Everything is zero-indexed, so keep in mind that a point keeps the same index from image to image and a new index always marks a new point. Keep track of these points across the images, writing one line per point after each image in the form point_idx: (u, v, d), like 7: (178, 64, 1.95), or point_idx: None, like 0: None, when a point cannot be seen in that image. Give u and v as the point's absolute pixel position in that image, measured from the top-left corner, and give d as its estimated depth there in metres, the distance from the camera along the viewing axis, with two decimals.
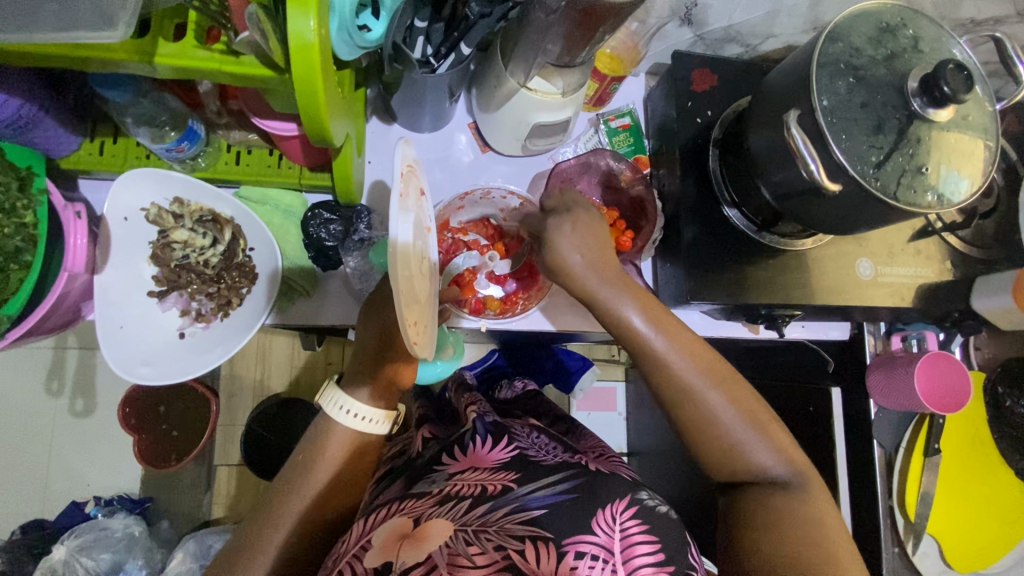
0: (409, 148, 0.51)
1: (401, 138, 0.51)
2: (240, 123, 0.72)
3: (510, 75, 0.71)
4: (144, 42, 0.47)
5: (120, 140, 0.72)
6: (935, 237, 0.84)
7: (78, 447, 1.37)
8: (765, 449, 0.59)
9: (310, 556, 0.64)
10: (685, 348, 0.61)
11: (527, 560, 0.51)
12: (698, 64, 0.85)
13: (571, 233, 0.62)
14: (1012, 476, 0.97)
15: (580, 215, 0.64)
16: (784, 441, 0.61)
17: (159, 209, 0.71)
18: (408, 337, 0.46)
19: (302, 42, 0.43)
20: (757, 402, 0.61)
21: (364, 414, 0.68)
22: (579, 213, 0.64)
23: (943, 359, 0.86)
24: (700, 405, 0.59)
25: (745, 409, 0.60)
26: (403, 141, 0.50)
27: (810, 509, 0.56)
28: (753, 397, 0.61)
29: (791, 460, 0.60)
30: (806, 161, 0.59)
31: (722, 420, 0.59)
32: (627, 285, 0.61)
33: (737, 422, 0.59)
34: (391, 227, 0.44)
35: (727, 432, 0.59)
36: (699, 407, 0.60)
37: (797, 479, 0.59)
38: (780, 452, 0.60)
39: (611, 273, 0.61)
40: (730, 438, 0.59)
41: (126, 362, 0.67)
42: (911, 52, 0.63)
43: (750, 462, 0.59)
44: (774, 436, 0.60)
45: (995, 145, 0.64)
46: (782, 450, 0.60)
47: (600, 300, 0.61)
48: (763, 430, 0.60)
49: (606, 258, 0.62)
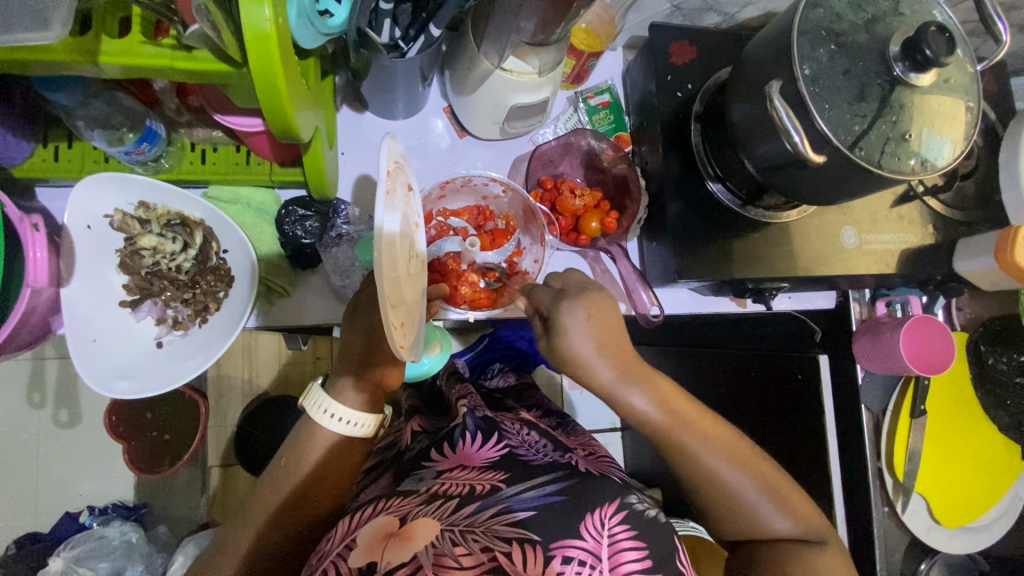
0: (396, 144, 0.49)
1: (388, 133, 0.49)
2: (203, 121, 0.69)
3: (484, 56, 0.68)
4: (85, 40, 0.44)
5: (76, 143, 0.68)
6: (917, 202, 0.84)
7: (65, 458, 1.33)
8: (778, 510, 0.62)
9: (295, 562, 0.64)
10: (697, 425, 0.63)
11: (514, 563, 0.51)
12: (677, 36, 0.82)
13: (582, 323, 0.62)
14: (994, 431, 1.00)
15: (595, 296, 0.64)
16: (805, 508, 0.63)
17: (124, 215, 0.68)
18: (393, 341, 0.45)
19: (258, 32, 0.41)
20: (763, 465, 0.64)
21: (349, 418, 0.67)
22: (591, 294, 0.64)
23: (927, 323, 0.88)
24: (711, 475, 0.62)
25: (768, 484, 0.63)
26: (391, 134, 0.48)
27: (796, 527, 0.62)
28: (756, 457, 0.65)
29: (807, 519, 0.63)
30: (790, 133, 0.57)
31: (734, 486, 0.62)
32: (639, 375, 0.63)
33: (748, 486, 0.62)
34: (375, 228, 0.43)
35: (749, 507, 0.62)
36: (720, 484, 0.62)
37: (809, 536, 0.62)
38: (792, 512, 0.62)
39: (625, 363, 0.63)
40: (741, 502, 0.62)
41: (103, 377, 0.66)
42: (892, 15, 0.61)
43: (763, 522, 0.62)
44: (793, 503, 0.63)
45: (977, 107, 0.63)
46: (802, 515, 0.63)
47: (614, 389, 0.62)
48: (782, 499, 0.63)
49: (618, 349, 0.63)
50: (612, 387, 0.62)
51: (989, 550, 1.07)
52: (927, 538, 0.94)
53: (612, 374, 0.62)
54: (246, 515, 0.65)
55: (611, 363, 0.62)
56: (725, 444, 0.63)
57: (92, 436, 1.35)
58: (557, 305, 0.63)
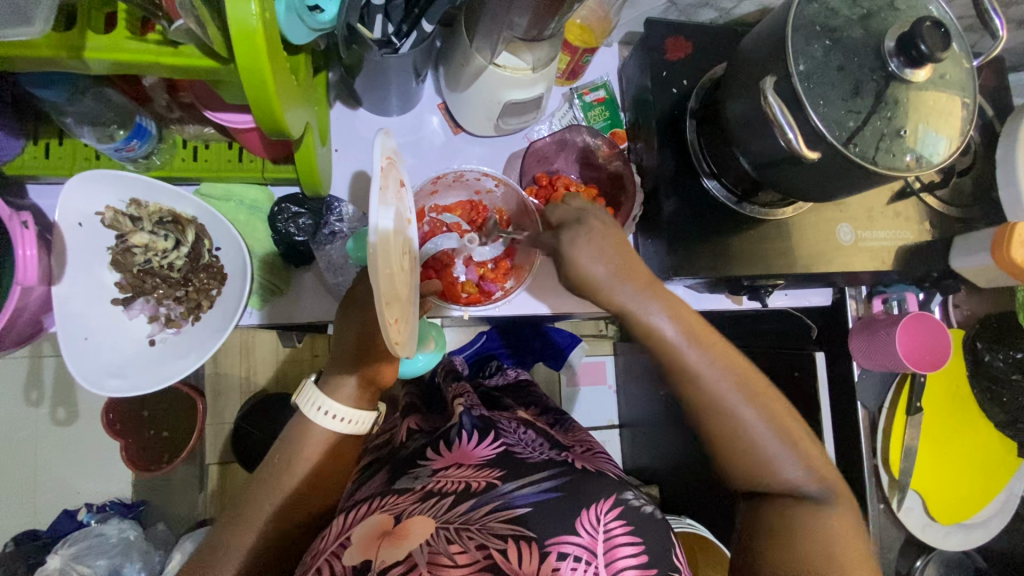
0: (389, 139, 0.49)
1: (381, 128, 0.48)
2: (194, 117, 0.68)
3: (477, 52, 0.67)
4: (69, 35, 0.44)
5: (66, 141, 0.68)
6: (913, 199, 0.83)
7: (62, 455, 1.33)
8: (787, 453, 0.59)
9: (280, 562, 0.64)
10: (713, 350, 0.60)
11: (509, 560, 0.51)
12: (673, 32, 0.82)
13: (587, 245, 0.59)
14: (990, 427, 1.00)
15: (595, 224, 0.61)
16: (816, 459, 0.61)
17: (115, 212, 0.67)
18: (388, 338, 0.45)
19: (245, 27, 0.40)
20: (777, 403, 0.61)
21: (344, 416, 0.66)
22: (593, 221, 0.61)
23: (923, 320, 0.87)
24: (724, 408, 0.59)
25: (780, 426, 0.60)
26: (383, 129, 0.47)
27: (806, 477, 0.59)
28: (768, 389, 0.61)
29: (819, 474, 0.60)
30: (784, 129, 0.57)
31: (746, 422, 0.59)
32: (656, 291, 0.60)
33: (762, 425, 0.59)
34: (368, 221, 0.42)
35: (758, 447, 0.59)
36: (733, 420, 0.59)
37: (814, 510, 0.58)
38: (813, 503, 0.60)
39: (639, 277, 0.60)
40: (753, 444, 0.59)
41: (95, 375, 0.65)
42: (888, 10, 0.61)
43: (777, 469, 0.59)
44: (803, 448, 0.60)
45: (973, 103, 0.63)
46: (813, 466, 0.60)
47: (632, 306, 0.59)
48: (794, 444, 0.60)
49: (632, 264, 0.60)
50: (630, 305, 0.59)
51: (986, 546, 1.07)
52: (922, 535, 0.94)
53: (630, 291, 0.59)
54: (240, 513, 0.64)
55: (629, 281, 0.59)
56: (743, 377, 0.60)
57: (90, 433, 1.35)
58: (561, 234, 0.61)
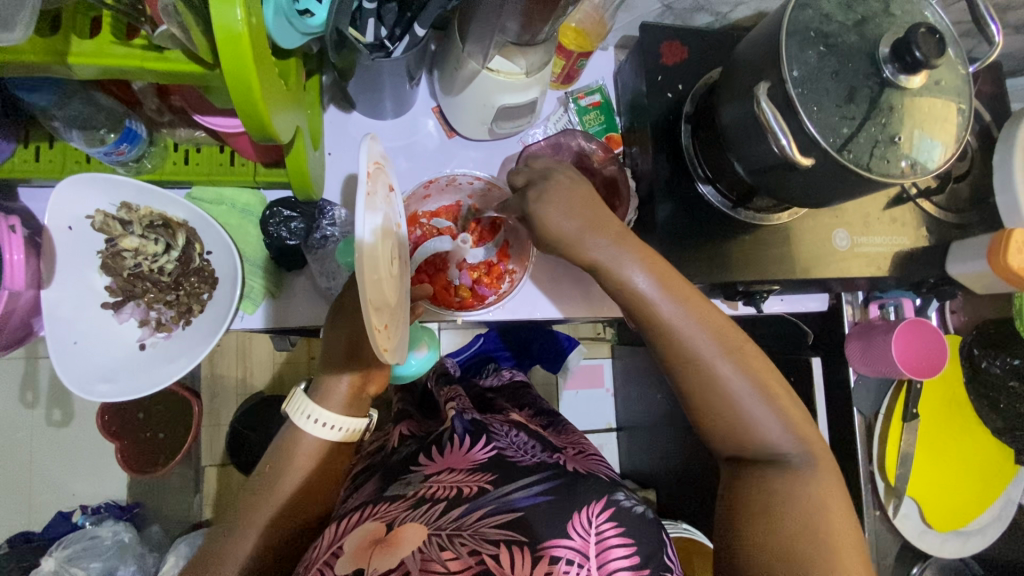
0: (375, 144, 0.48)
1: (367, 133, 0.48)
2: (184, 121, 0.68)
3: (470, 56, 0.68)
4: (54, 40, 0.43)
5: (57, 143, 0.68)
6: (910, 204, 0.83)
7: (58, 457, 1.33)
8: (769, 413, 0.58)
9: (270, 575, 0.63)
10: (688, 303, 0.60)
11: (502, 565, 0.51)
12: (668, 36, 0.82)
13: (553, 203, 0.61)
14: (987, 433, 1.00)
15: (560, 181, 0.63)
16: (799, 421, 0.59)
17: (105, 216, 0.67)
18: (375, 342, 0.44)
19: (230, 32, 0.40)
20: (758, 361, 0.60)
21: (332, 423, 0.66)
22: (557, 178, 0.63)
23: (920, 326, 0.87)
24: (700, 363, 0.59)
25: (760, 383, 0.59)
26: (369, 135, 0.47)
27: (787, 443, 0.58)
28: (750, 348, 0.61)
29: (803, 439, 0.59)
30: (776, 134, 0.56)
31: (723, 375, 0.58)
32: (631, 245, 0.61)
33: (739, 379, 0.58)
34: (356, 222, 0.42)
35: (738, 408, 0.58)
36: (710, 377, 0.58)
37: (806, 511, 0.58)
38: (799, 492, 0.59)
39: (612, 232, 0.61)
40: (731, 402, 0.58)
41: (85, 381, 0.66)
42: (883, 16, 0.60)
43: (758, 431, 0.58)
44: (784, 408, 0.59)
45: (968, 109, 0.62)
46: (795, 429, 0.59)
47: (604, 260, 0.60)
48: (775, 405, 0.59)
49: (601, 218, 0.61)
50: (603, 258, 0.60)
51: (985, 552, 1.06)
52: (919, 541, 0.94)
53: (601, 243, 0.60)
54: (229, 519, 0.64)
55: (600, 234, 0.60)
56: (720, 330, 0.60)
57: (86, 435, 1.35)
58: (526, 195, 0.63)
